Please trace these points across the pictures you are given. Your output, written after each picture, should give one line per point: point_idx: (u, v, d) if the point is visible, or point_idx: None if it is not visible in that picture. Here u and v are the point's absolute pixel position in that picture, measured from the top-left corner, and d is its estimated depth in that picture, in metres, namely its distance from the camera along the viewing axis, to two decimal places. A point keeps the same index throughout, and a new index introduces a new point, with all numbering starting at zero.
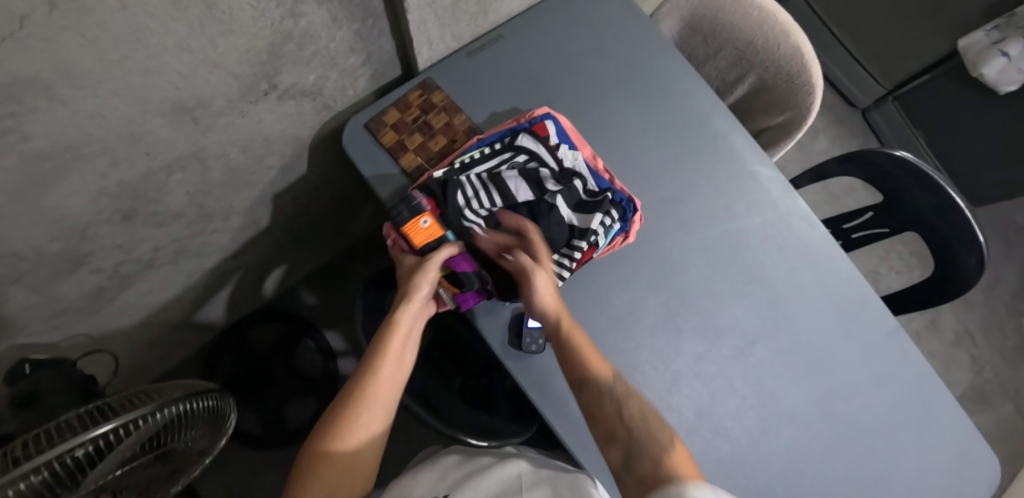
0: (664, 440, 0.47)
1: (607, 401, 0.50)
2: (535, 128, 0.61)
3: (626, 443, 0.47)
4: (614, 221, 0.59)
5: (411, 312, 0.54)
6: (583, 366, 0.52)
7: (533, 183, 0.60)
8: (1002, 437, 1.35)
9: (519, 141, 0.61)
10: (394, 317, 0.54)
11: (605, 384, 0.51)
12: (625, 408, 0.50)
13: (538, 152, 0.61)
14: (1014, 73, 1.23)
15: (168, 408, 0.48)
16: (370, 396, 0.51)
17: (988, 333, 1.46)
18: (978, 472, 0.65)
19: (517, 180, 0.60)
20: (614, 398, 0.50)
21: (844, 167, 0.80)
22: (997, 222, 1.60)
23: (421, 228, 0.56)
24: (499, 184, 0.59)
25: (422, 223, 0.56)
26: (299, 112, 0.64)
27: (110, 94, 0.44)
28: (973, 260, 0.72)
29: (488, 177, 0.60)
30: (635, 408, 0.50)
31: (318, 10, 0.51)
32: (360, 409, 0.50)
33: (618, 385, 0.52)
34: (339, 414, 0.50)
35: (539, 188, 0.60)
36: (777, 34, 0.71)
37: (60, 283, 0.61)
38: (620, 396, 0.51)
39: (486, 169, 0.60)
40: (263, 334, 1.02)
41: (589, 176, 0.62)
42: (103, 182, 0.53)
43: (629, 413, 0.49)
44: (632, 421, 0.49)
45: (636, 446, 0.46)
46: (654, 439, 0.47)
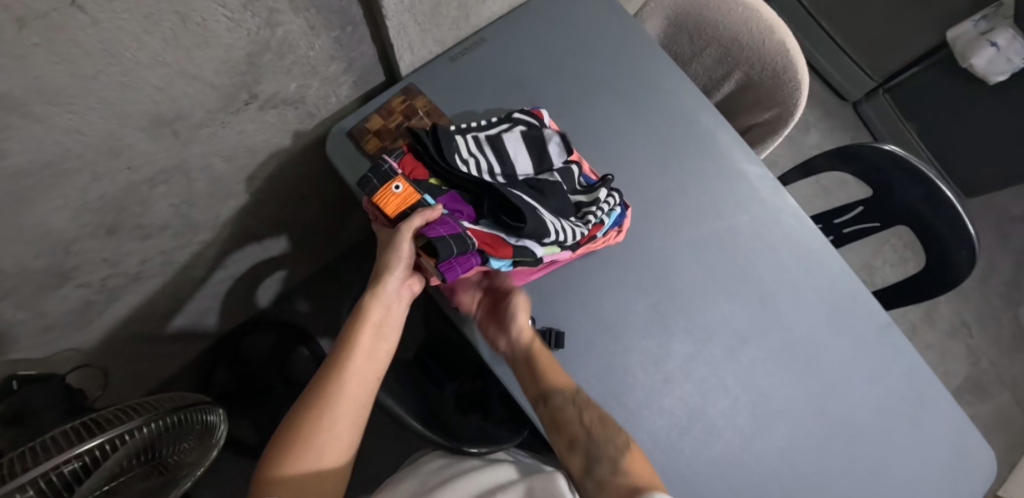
0: (620, 444, 0.52)
1: (569, 410, 0.54)
2: (533, 111, 0.63)
3: (588, 451, 0.53)
4: (616, 203, 0.60)
5: (382, 298, 0.55)
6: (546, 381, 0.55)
7: (533, 153, 0.61)
8: (999, 427, 1.35)
9: (516, 115, 0.62)
10: (365, 304, 0.54)
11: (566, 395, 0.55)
12: (585, 413, 0.54)
13: (535, 127, 0.62)
14: (1003, 64, 1.22)
15: (155, 422, 0.48)
16: (342, 383, 0.50)
17: (984, 323, 1.45)
18: (973, 466, 0.65)
19: (516, 147, 0.61)
20: (575, 407, 0.55)
21: (833, 162, 0.79)
22: (991, 212, 1.60)
23: (392, 194, 0.53)
24: (500, 148, 0.60)
25: (394, 188, 0.53)
26: (282, 121, 0.64)
27: (87, 109, 0.44)
28: (965, 253, 0.72)
29: (487, 141, 0.60)
30: (592, 413, 0.54)
31: (296, 18, 0.51)
32: (335, 390, 0.50)
33: (578, 394, 0.55)
34: (313, 395, 0.50)
35: (538, 159, 0.61)
36: (761, 30, 0.70)
37: (46, 298, 0.61)
38: (581, 405, 0.55)
39: (486, 134, 0.61)
40: (254, 343, 1.03)
41: (580, 171, 0.63)
42: (84, 198, 0.53)
43: (587, 421, 0.54)
44: (591, 428, 0.54)
45: (597, 455, 0.52)
46: (614, 444, 0.52)
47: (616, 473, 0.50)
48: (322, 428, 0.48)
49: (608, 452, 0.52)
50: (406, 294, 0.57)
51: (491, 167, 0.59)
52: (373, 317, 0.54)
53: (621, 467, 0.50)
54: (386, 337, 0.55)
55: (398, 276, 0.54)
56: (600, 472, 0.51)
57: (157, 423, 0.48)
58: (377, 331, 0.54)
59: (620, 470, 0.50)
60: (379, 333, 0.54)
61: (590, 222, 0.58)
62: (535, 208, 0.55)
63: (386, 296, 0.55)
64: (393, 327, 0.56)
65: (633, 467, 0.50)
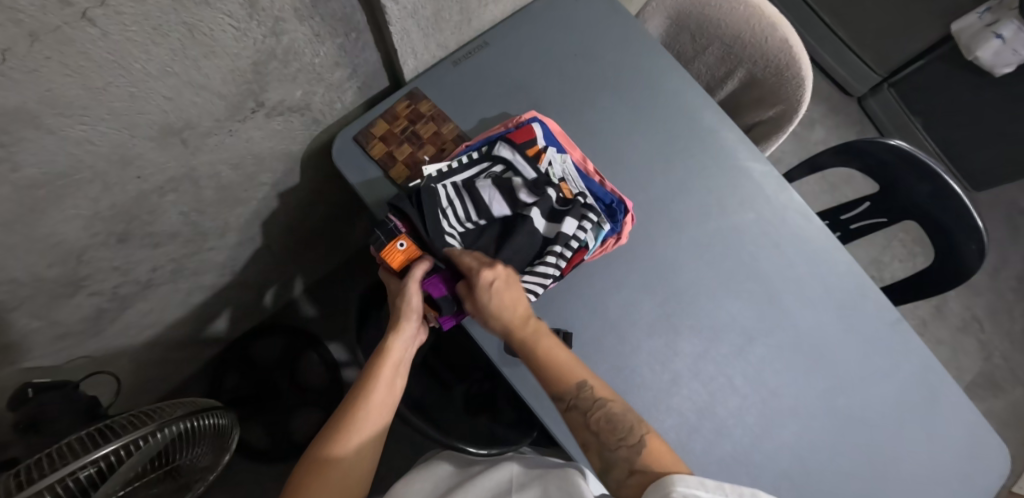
0: (635, 444, 0.48)
1: (578, 413, 0.51)
2: (516, 135, 0.60)
3: (603, 454, 0.50)
4: (593, 224, 0.58)
5: (401, 341, 0.54)
6: (540, 371, 0.52)
7: (508, 194, 0.60)
8: (1013, 423, 1.34)
9: (496, 151, 0.60)
10: (384, 345, 0.54)
11: (570, 397, 0.51)
12: (592, 415, 0.50)
13: (515, 161, 0.60)
14: (1009, 56, 1.22)
15: (168, 429, 0.49)
16: (357, 432, 0.49)
17: (996, 317, 1.44)
18: (987, 460, 0.65)
19: (491, 190, 0.60)
20: (584, 409, 0.50)
21: (839, 157, 0.79)
22: (1001, 205, 1.58)
23: (398, 251, 0.55)
24: (475, 194, 0.59)
25: (399, 245, 0.55)
26: (288, 127, 0.64)
27: (97, 120, 0.45)
28: (974, 246, 0.71)
29: (464, 187, 0.59)
30: (601, 412, 0.50)
31: (301, 26, 0.52)
32: (348, 434, 0.49)
33: (585, 393, 0.51)
34: (323, 443, 0.49)
35: (513, 199, 0.60)
36: (765, 28, 0.70)
37: (59, 307, 0.62)
38: (588, 406, 0.50)
39: (463, 179, 0.60)
40: (266, 348, 1.02)
41: (578, 179, 0.62)
42: (96, 207, 0.53)
43: (596, 420, 0.50)
44: (601, 430, 0.50)
45: (611, 459, 0.49)
46: (627, 445, 0.48)
47: (632, 474, 0.47)
48: (336, 473, 0.47)
49: (624, 452, 0.48)
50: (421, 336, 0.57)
51: (466, 215, 0.59)
52: (392, 360, 0.54)
53: (640, 466, 0.47)
54: (400, 379, 0.55)
55: (415, 321, 0.55)
56: (619, 472, 0.48)
57: (172, 429, 0.49)
58: (394, 373, 0.54)
59: (639, 469, 0.47)
60: (396, 375, 0.54)
61: (571, 250, 0.57)
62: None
63: (402, 339, 0.54)
64: (406, 368, 0.56)
65: (652, 469, 0.46)
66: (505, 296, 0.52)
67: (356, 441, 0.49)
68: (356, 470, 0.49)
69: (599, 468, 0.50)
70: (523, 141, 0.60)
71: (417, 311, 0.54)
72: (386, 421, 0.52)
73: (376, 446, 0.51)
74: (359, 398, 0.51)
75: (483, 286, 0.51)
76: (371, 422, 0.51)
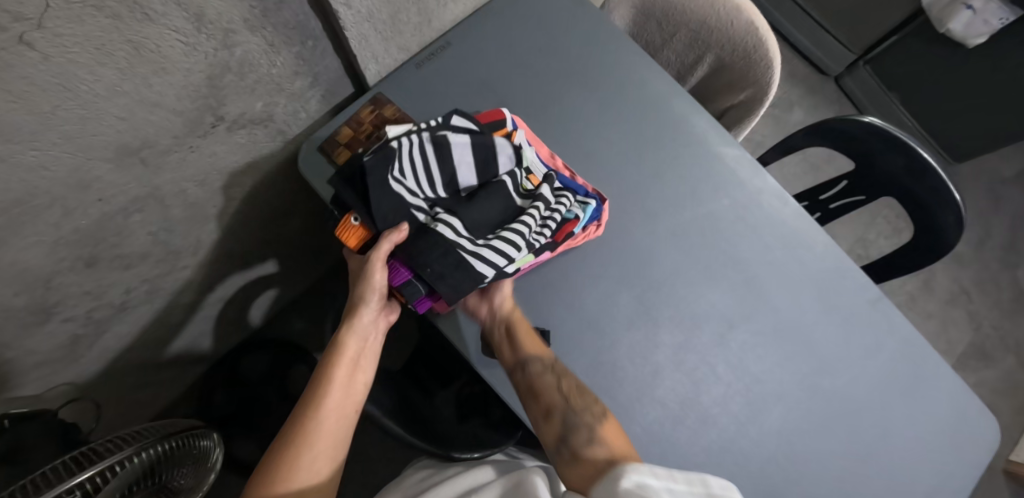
0: (598, 412, 0.54)
1: (548, 376, 0.56)
2: (490, 117, 0.61)
3: (565, 418, 0.54)
4: (570, 205, 0.59)
5: (357, 332, 0.56)
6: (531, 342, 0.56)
7: (481, 163, 0.57)
8: (1006, 392, 1.35)
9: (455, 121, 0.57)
10: (340, 339, 0.55)
11: (546, 360, 0.56)
12: (564, 383, 0.56)
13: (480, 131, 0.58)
14: (981, 26, 1.23)
15: (144, 452, 0.48)
16: (320, 424, 0.50)
17: (983, 288, 1.44)
18: (975, 432, 0.65)
19: (463, 153, 0.56)
20: (556, 373, 0.56)
21: (811, 138, 0.79)
22: (982, 176, 1.59)
23: (351, 228, 0.54)
24: (446, 154, 0.55)
25: (353, 221, 0.54)
26: (252, 140, 0.64)
27: (49, 145, 0.44)
28: (952, 218, 0.70)
29: (435, 144, 0.55)
30: (570, 380, 0.56)
31: (253, 37, 0.51)
32: (310, 427, 0.50)
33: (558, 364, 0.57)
34: (287, 439, 0.49)
35: (483, 171, 0.58)
36: (728, 11, 0.69)
37: (30, 336, 0.61)
38: (560, 372, 0.56)
39: (435, 136, 0.55)
40: (253, 363, 1.02)
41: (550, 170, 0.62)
42: (58, 232, 0.52)
43: (566, 387, 0.55)
44: (569, 396, 0.55)
45: (574, 422, 0.53)
46: (591, 412, 0.54)
47: (593, 440, 0.51)
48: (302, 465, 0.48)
49: (586, 418, 0.53)
50: (381, 323, 0.59)
51: (433, 178, 0.55)
52: (349, 354, 0.55)
53: (600, 435, 0.52)
54: (364, 372, 0.56)
55: (373, 306, 0.56)
56: (579, 436, 0.52)
57: (152, 451, 0.49)
58: (351, 369, 0.55)
59: (599, 438, 0.51)
60: (355, 370, 0.55)
61: (557, 221, 0.58)
62: (457, 249, 0.51)
63: (359, 330, 0.56)
64: (369, 360, 0.57)
65: (607, 442, 0.51)
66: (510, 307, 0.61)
67: (319, 434, 0.50)
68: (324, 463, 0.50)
69: (557, 435, 0.53)
70: (489, 122, 0.60)
71: (378, 292, 0.55)
72: (350, 415, 0.53)
73: (342, 444, 0.52)
74: (317, 395, 0.52)
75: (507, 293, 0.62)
76: (335, 420, 0.51)
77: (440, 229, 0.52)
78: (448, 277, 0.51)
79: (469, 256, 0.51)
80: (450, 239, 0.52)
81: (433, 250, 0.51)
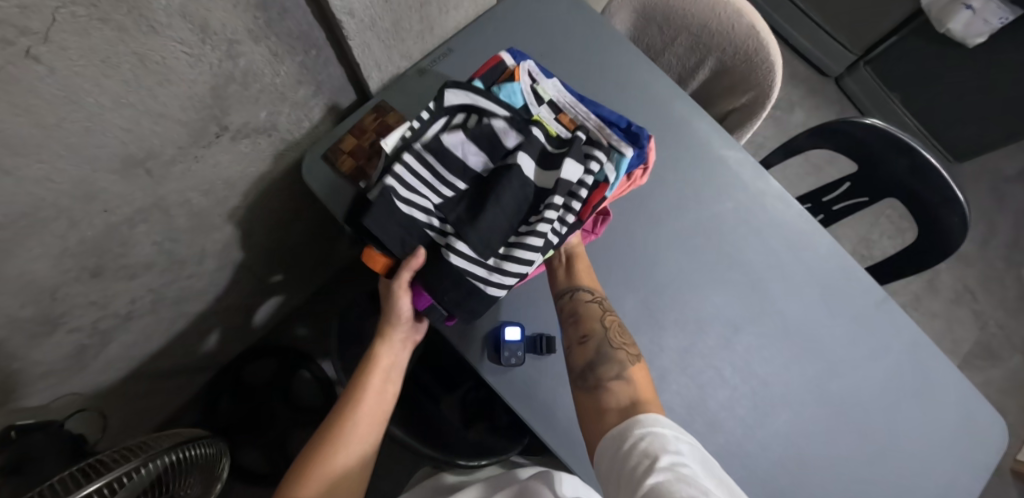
0: (632, 354, 0.53)
1: (595, 307, 0.56)
2: (502, 71, 0.59)
3: (601, 348, 0.53)
4: (602, 163, 0.55)
5: (391, 345, 0.57)
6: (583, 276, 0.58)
7: (488, 144, 0.56)
8: (1012, 391, 1.34)
9: (450, 102, 0.55)
10: (373, 351, 0.56)
11: (597, 295, 0.57)
12: (608, 319, 0.56)
13: (476, 104, 0.55)
14: (981, 26, 1.24)
15: (154, 462, 0.48)
16: (350, 432, 0.51)
17: (988, 286, 1.44)
18: (983, 434, 0.64)
19: (463, 143, 0.56)
20: (602, 309, 0.56)
21: (815, 140, 0.79)
22: (984, 175, 1.59)
23: (376, 259, 0.54)
24: (445, 150, 0.55)
25: (377, 252, 0.54)
26: (256, 149, 0.64)
27: (54, 158, 0.44)
28: (957, 218, 0.70)
29: (433, 142, 0.55)
30: (614, 320, 0.56)
31: (257, 47, 0.52)
32: (340, 435, 0.51)
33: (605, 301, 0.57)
34: (318, 443, 0.50)
35: (494, 150, 0.56)
36: (730, 14, 0.69)
37: (37, 347, 0.61)
38: (605, 308, 0.56)
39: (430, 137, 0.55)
40: (258, 370, 1.01)
41: (580, 122, 0.58)
42: (65, 243, 0.52)
43: (608, 323, 0.55)
44: (610, 331, 0.55)
45: (608, 354, 0.53)
46: (626, 351, 0.53)
47: (620, 377, 0.51)
48: (330, 471, 0.49)
49: (621, 357, 0.53)
50: (413, 339, 0.60)
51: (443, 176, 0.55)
52: (380, 367, 0.56)
53: (629, 375, 0.51)
54: (394, 384, 0.57)
55: (405, 322, 0.57)
56: (609, 369, 0.51)
57: (158, 461, 0.49)
58: (383, 380, 0.56)
59: (628, 376, 0.51)
60: (386, 382, 0.56)
61: (588, 187, 0.54)
62: (467, 278, 0.52)
63: (392, 344, 0.57)
64: (399, 373, 0.58)
65: (635, 382, 0.50)
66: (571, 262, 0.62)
67: (348, 443, 0.50)
68: (350, 470, 0.50)
69: (586, 362, 0.53)
70: (490, 72, 0.59)
71: (404, 316, 0.56)
72: (378, 424, 0.53)
73: (369, 453, 0.52)
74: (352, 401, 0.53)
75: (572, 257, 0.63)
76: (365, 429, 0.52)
77: (451, 258, 0.51)
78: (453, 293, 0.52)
79: (481, 284, 0.52)
80: (460, 268, 0.51)
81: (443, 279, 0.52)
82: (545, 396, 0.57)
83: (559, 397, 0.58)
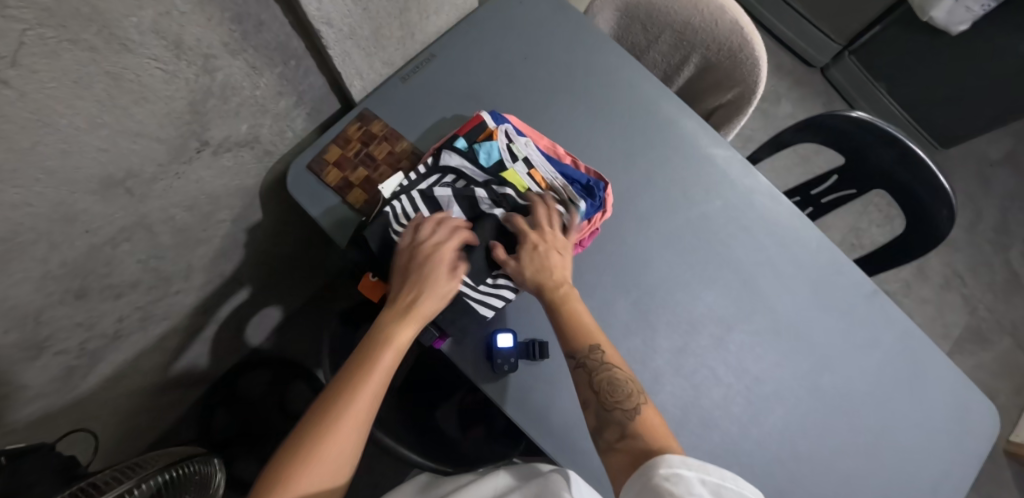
0: (632, 408, 0.48)
1: (582, 371, 0.51)
2: (471, 125, 0.61)
3: (599, 414, 0.49)
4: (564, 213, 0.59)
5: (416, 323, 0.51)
6: (564, 335, 0.52)
7: (468, 204, 0.59)
8: (1003, 374, 1.36)
9: (443, 162, 0.59)
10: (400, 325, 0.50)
11: (583, 353, 0.51)
12: (597, 376, 0.50)
13: (466, 168, 0.59)
14: (963, 14, 1.23)
15: (148, 482, 0.47)
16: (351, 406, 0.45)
17: (976, 271, 1.45)
18: (975, 422, 0.65)
19: (451, 200, 0.58)
20: (589, 368, 0.51)
21: (801, 134, 0.79)
22: (970, 160, 1.60)
23: (370, 283, 0.59)
24: (434, 205, 0.58)
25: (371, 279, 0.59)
26: (239, 163, 0.63)
27: (31, 182, 0.42)
28: (945, 211, 0.71)
29: (423, 197, 0.58)
30: (605, 375, 0.50)
31: (234, 61, 0.51)
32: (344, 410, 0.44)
33: (595, 354, 0.51)
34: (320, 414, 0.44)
35: (473, 208, 0.59)
36: (713, 11, 0.69)
37: (24, 372, 0.59)
38: (596, 366, 0.51)
39: (420, 192, 0.58)
40: (251, 382, 1.01)
41: (546, 164, 0.61)
42: (46, 266, 0.51)
43: (598, 381, 0.50)
44: (601, 391, 0.50)
45: (606, 419, 0.49)
46: (623, 409, 0.48)
47: (626, 436, 0.46)
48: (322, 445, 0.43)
49: (618, 416, 0.48)
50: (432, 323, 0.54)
51: None
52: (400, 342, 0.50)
53: (632, 430, 0.47)
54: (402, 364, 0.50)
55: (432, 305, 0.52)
56: (611, 434, 0.47)
57: (153, 481, 0.48)
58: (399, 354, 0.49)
59: (632, 434, 0.46)
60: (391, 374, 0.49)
61: None
62: (464, 298, 0.56)
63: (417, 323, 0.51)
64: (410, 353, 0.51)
65: (643, 437, 0.46)
66: (548, 261, 0.55)
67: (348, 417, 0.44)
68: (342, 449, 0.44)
69: (592, 429, 0.49)
70: (471, 128, 0.61)
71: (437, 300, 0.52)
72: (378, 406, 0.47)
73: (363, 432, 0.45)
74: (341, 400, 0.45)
75: (529, 247, 0.56)
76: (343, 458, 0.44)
77: None
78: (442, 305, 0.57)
79: (476, 304, 0.56)
80: (458, 288, 0.56)
81: None
82: (538, 398, 0.58)
83: (555, 400, 0.58)
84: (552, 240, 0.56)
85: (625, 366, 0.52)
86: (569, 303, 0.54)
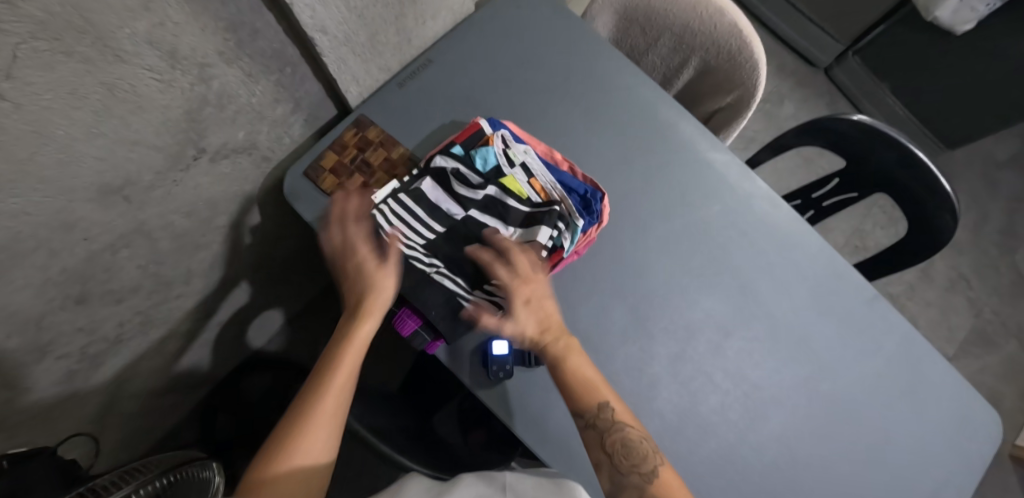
0: (648, 472, 0.49)
1: (592, 431, 0.52)
2: (469, 130, 0.61)
3: (614, 477, 0.50)
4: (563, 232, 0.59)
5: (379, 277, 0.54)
6: (573, 395, 0.52)
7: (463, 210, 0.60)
8: (1009, 377, 1.34)
9: (437, 165, 0.60)
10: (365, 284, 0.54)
11: (593, 416, 0.52)
12: (610, 437, 0.51)
13: (462, 172, 0.60)
14: (968, 13, 1.22)
15: (147, 487, 0.47)
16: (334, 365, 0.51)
17: (982, 274, 1.44)
18: (977, 430, 0.64)
19: (446, 202, 0.59)
20: (600, 429, 0.51)
21: (802, 138, 0.78)
22: (976, 161, 1.58)
23: None
24: (428, 208, 0.59)
25: None
26: (237, 169, 0.64)
27: (29, 191, 0.42)
28: (948, 216, 0.70)
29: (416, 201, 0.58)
30: (617, 435, 0.51)
31: (230, 69, 0.51)
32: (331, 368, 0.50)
33: (605, 413, 0.52)
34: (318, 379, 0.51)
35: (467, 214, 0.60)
36: (711, 15, 0.69)
37: (27, 377, 0.60)
38: (607, 427, 0.51)
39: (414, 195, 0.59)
40: (253, 385, 1.01)
41: (544, 171, 0.62)
42: (46, 273, 0.51)
43: (610, 442, 0.51)
44: (615, 452, 0.50)
45: (622, 482, 0.49)
46: (638, 472, 0.49)
47: None
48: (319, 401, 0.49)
49: (634, 480, 0.49)
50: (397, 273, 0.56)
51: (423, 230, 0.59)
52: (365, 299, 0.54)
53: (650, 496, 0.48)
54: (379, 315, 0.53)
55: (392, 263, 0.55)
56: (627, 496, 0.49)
57: (153, 486, 0.48)
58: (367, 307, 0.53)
59: None
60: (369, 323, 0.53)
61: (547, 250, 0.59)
62: (456, 297, 0.57)
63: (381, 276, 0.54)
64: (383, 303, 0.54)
65: None
66: (539, 310, 0.56)
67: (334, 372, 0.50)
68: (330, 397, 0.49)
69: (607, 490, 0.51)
70: (468, 134, 0.61)
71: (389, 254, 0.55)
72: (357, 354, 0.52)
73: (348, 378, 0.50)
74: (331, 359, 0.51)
75: (520, 302, 0.55)
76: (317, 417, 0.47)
77: (443, 282, 0.57)
78: (432, 300, 0.56)
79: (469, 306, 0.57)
80: (453, 290, 0.57)
81: (433, 295, 0.56)
82: (537, 406, 0.57)
83: (556, 405, 0.58)
84: (536, 290, 0.56)
85: (637, 421, 0.53)
86: (575, 357, 0.54)
